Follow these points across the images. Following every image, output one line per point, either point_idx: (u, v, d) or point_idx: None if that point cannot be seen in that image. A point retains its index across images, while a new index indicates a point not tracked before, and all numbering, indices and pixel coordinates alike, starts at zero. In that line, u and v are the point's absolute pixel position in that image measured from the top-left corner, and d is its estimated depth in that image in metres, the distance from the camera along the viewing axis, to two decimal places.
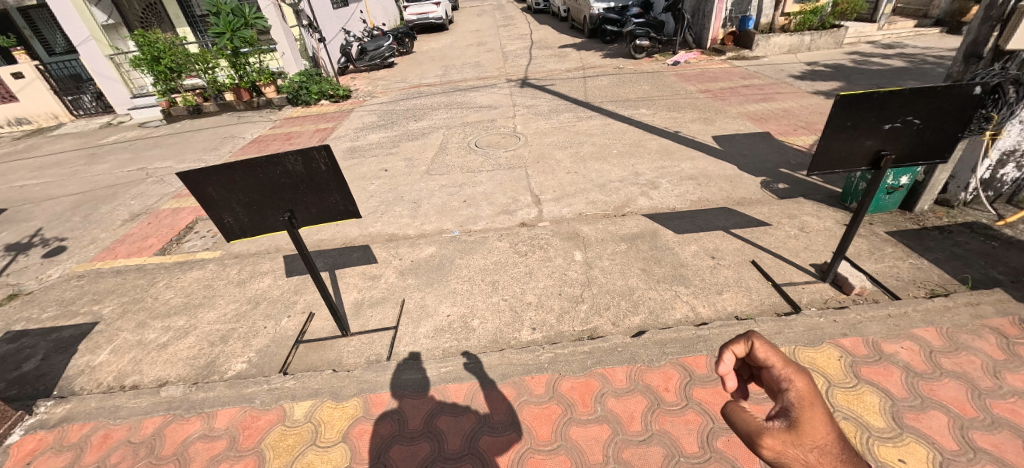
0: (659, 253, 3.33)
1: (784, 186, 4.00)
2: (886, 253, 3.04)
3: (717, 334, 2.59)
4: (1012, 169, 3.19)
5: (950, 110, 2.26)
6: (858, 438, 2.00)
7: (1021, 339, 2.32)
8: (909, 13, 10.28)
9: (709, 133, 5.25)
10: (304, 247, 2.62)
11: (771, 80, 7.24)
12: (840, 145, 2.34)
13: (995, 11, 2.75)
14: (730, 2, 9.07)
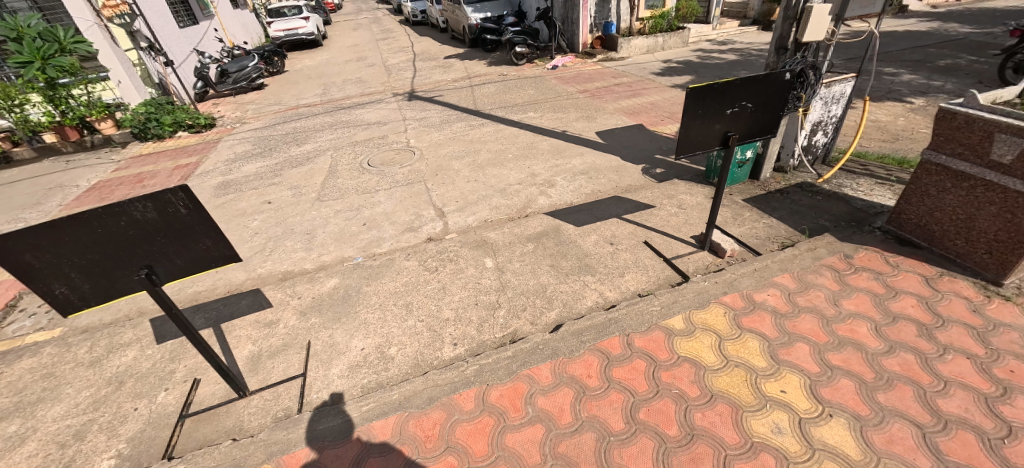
0: (563, 247, 3.49)
1: (661, 170, 4.46)
2: (746, 217, 3.55)
3: (624, 314, 2.78)
4: (820, 136, 3.94)
5: (771, 93, 2.71)
6: (748, 381, 2.29)
7: (847, 270, 2.87)
8: (733, 15, 12.32)
9: (593, 129, 5.67)
10: (173, 309, 2.17)
11: (636, 77, 8.10)
12: (697, 131, 2.66)
13: (791, 11, 3.35)
14: (593, 10, 9.94)
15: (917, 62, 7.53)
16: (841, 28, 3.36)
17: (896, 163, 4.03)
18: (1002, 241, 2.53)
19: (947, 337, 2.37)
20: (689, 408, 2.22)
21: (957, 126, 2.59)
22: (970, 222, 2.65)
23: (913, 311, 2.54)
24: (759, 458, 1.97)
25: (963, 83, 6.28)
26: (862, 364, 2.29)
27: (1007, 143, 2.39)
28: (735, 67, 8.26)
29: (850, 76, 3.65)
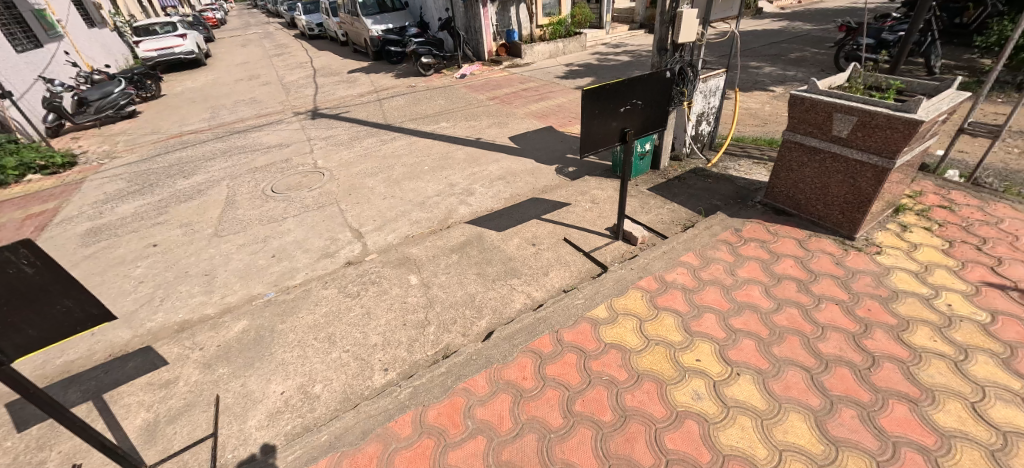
0: (487, 254, 3.49)
1: (573, 169, 4.67)
2: (652, 205, 3.83)
3: (551, 312, 2.85)
4: (705, 125, 4.40)
5: (656, 90, 2.96)
6: (668, 356, 2.46)
7: (739, 242, 3.21)
8: (623, 20, 13.40)
9: (506, 135, 5.79)
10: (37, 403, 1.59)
11: (542, 81, 8.43)
12: (596, 130, 2.82)
13: (666, 16, 3.71)
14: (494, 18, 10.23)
15: (773, 56, 8.78)
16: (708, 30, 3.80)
17: (766, 144, 4.64)
18: (850, 202, 3.01)
19: (820, 288, 2.76)
20: (619, 391, 2.32)
21: (805, 109, 3.01)
22: (825, 189, 3.11)
23: (793, 270, 2.91)
24: (684, 426, 2.12)
25: (808, 71, 7.44)
26: (759, 324, 2.57)
27: (842, 121, 2.83)
28: (629, 67, 8.98)
29: (721, 71, 4.14)
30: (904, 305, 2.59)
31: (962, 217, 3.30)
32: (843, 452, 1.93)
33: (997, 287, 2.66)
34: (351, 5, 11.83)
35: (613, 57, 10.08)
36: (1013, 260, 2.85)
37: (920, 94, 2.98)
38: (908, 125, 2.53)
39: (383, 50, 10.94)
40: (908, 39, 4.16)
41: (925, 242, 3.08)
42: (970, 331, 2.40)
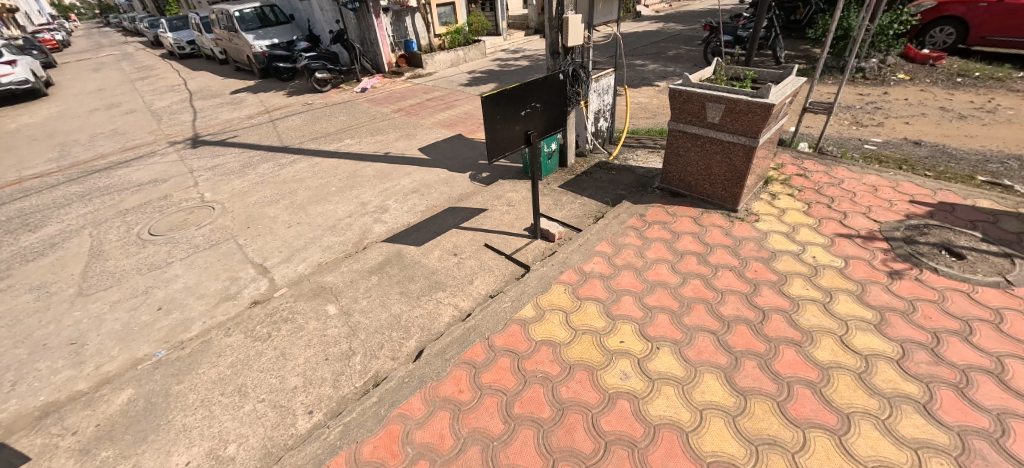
0: (408, 271, 3.41)
1: (487, 174, 4.75)
2: (565, 200, 4.01)
3: (479, 320, 2.84)
4: (602, 122, 4.72)
5: (552, 93, 3.15)
6: (596, 343, 2.57)
7: (644, 226, 3.49)
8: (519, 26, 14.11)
9: (415, 146, 5.71)
10: None
11: (445, 90, 8.43)
12: (501, 135, 2.89)
13: (553, 21, 3.91)
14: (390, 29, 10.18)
15: (654, 54, 9.72)
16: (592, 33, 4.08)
17: (657, 134, 5.11)
18: (729, 179, 3.41)
19: (715, 258, 3.09)
20: (555, 386, 2.37)
21: (683, 101, 3.36)
22: (708, 170, 3.50)
23: (692, 245, 3.23)
24: (617, 407, 2.22)
25: (684, 66, 8.38)
26: (670, 298, 2.81)
27: (713, 109, 3.20)
28: (528, 71, 9.33)
29: (609, 71, 4.47)
30: (781, 262, 3.01)
31: (814, 182, 3.93)
32: (750, 400, 2.17)
33: (845, 236, 3.20)
34: (227, 20, 10.80)
35: (513, 62, 10.42)
36: (853, 213, 3.45)
37: (769, 81, 3.49)
38: (762, 108, 2.94)
39: (271, 67, 10.21)
40: (754, 37, 4.89)
41: (790, 206, 3.60)
42: (831, 276, 2.86)
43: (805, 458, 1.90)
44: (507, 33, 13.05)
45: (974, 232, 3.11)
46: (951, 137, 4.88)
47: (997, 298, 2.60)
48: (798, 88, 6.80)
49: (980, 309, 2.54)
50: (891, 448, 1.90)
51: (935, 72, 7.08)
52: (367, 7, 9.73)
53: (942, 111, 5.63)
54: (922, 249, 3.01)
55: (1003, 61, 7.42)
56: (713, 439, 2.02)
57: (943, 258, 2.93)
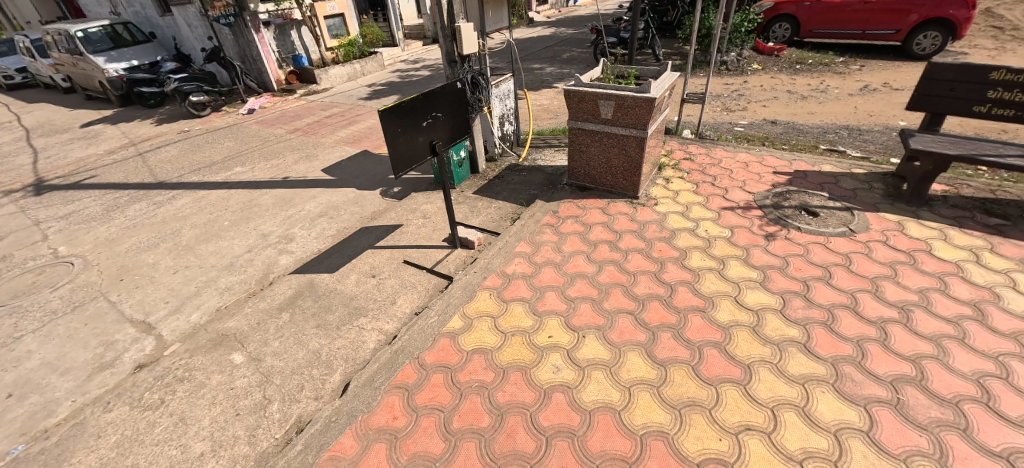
0: (322, 300, 3.22)
1: (398, 189, 4.85)
2: (481, 206, 4.07)
3: (406, 340, 2.73)
4: (507, 125, 4.89)
5: (451, 101, 3.25)
6: (526, 342, 2.62)
7: (558, 221, 3.64)
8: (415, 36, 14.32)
9: (317, 168, 5.60)
10: None
11: (344, 106, 8.40)
12: (405, 149, 2.93)
13: (446, 31, 4.02)
14: (273, 44, 9.68)
15: (550, 58, 10.29)
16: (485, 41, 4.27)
17: (560, 133, 5.42)
18: (627, 169, 3.70)
19: (625, 243, 3.32)
20: (492, 392, 2.35)
21: (578, 100, 3.57)
22: (608, 162, 3.76)
23: (603, 234, 3.43)
24: (553, 401, 2.26)
25: (577, 68, 9.03)
26: (589, 287, 2.95)
27: (605, 105, 3.44)
28: (428, 82, 9.66)
29: (507, 76, 4.65)
30: (681, 239, 3.32)
31: (698, 164, 4.41)
32: (670, 369, 2.36)
33: (729, 209, 3.63)
34: (66, 41, 9.19)
35: (413, 73, 10.78)
36: (732, 187, 3.93)
37: (649, 77, 3.85)
38: (645, 102, 3.22)
39: (131, 92, 8.97)
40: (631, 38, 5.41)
41: (682, 187, 4.00)
42: (722, 246, 3.22)
43: (720, 412, 2.11)
44: (405, 43, 13.32)
45: (822, 193, 3.72)
46: (797, 115, 5.80)
47: (846, 245, 3.12)
48: (675, 82, 7.63)
49: (835, 256, 3.04)
50: (784, 388, 2.20)
51: (778, 61, 8.37)
52: (245, 21, 9.04)
53: (788, 94, 6.67)
54: (788, 212, 3.52)
55: (828, 50, 8.98)
56: (643, 412, 2.15)
57: (804, 217, 3.45)
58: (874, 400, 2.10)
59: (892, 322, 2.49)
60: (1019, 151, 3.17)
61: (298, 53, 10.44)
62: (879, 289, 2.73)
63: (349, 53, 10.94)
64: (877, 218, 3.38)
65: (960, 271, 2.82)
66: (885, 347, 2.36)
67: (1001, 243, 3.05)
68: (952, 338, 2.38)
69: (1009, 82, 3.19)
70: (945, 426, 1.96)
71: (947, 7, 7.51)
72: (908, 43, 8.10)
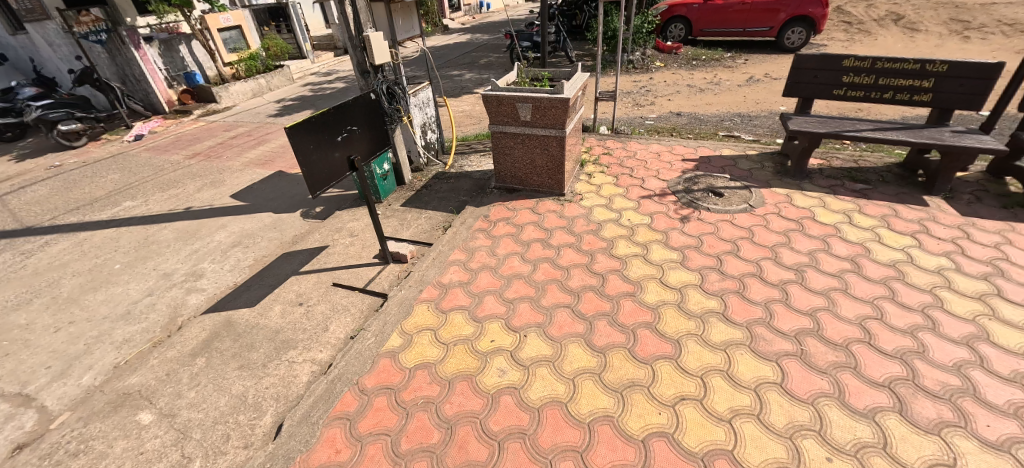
0: (243, 339, 2.93)
1: (321, 208, 4.62)
2: (411, 219, 4.01)
3: (342, 368, 2.56)
4: (430, 134, 4.91)
5: (363, 114, 3.15)
6: (469, 350, 2.58)
7: (490, 226, 3.68)
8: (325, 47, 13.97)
9: (225, 195, 5.17)
10: None
11: (253, 123, 8.03)
12: (321, 166, 2.78)
13: (355, 40, 3.94)
14: (160, 62, 8.84)
15: (467, 64, 10.47)
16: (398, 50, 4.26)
17: (484, 138, 5.61)
18: (551, 168, 3.83)
19: (556, 240, 3.42)
20: (438, 406, 2.27)
21: (497, 104, 3.62)
22: (533, 163, 3.86)
23: (535, 233, 3.51)
24: (502, 404, 2.24)
25: (496, 73, 9.25)
26: (526, 286, 3.00)
27: (523, 108, 3.53)
28: (341, 94, 9.68)
29: (425, 84, 4.66)
30: (607, 230, 3.49)
31: (616, 158, 4.68)
32: (609, 355, 2.45)
33: (647, 197, 3.89)
34: None
35: (326, 86, 10.59)
36: (648, 177, 4.22)
37: (562, 78, 4.03)
38: (560, 103, 3.35)
39: None
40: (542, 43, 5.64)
41: (604, 181, 4.21)
42: (645, 232, 3.43)
43: (657, 387, 2.24)
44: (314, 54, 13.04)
45: (725, 175, 4.12)
46: (697, 106, 6.39)
47: (748, 220, 3.48)
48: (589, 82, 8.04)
49: (740, 230, 3.37)
50: (710, 356, 2.38)
51: (677, 58, 9.16)
52: (122, 37, 8.10)
53: (688, 87, 7.32)
54: (697, 195, 3.85)
55: (718, 47, 9.96)
56: (589, 401, 2.21)
57: (711, 199, 3.79)
58: (784, 354, 2.35)
59: (791, 283, 2.82)
60: (870, 126, 3.75)
61: (192, 70, 9.55)
62: (778, 255, 3.08)
63: (252, 67, 10.43)
64: (771, 193, 3.81)
65: (838, 232, 3.26)
66: (788, 306, 2.65)
67: (866, 204, 3.58)
68: (838, 290, 2.74)
69: (857, 68, 3.77)
70: (840, 367, 2.25)
71: (807, 6, 8.73)
72: (781, 38, 9.25)
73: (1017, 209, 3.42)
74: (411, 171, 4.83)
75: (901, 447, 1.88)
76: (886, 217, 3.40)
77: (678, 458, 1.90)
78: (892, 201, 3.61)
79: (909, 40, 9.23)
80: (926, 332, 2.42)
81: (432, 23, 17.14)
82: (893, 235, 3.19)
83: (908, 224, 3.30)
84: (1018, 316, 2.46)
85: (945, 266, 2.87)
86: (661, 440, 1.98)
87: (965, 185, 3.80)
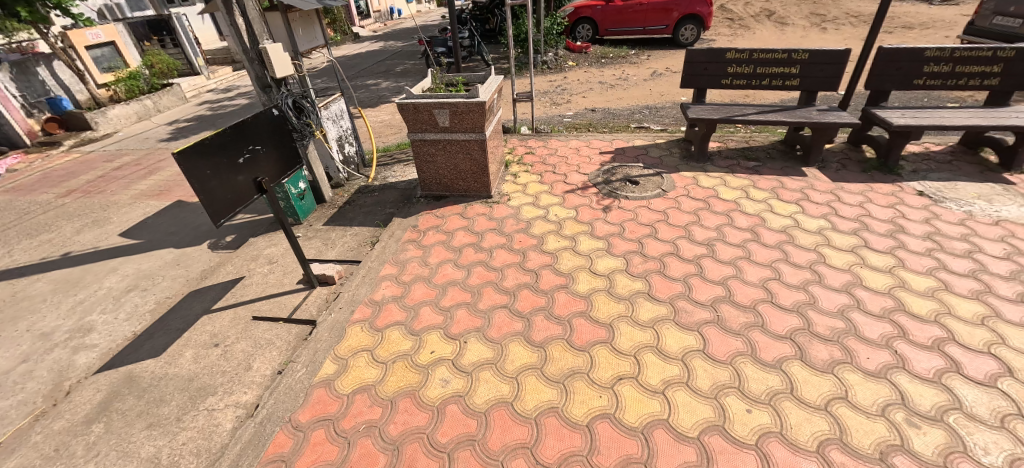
0: (150, 394, 2.57)
1: (231, 237, 4.24)
2: (335, 238, 3.83)
3: (270, 407, 2.33)
4: (348, 147, 4.74)
5: (266, 132, 2.93)
6: (409, 365, 2.48)
7: (420, 236, 3.61)
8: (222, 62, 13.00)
9: (113, 234, 4.55)
10: None
11: (142, 150, 7.17)
12: (222, 191, 2.55)
13: (251, 53, 3.70)
14: (13, 87, 7.63)
15: (382, 72, 10.21)
16: (301, 62, 4.09)
17: (406, 147, 5.53)
18: (475, 172, 3.86)
19: (488, 243, 3.44)
20: (382, 429, 2.14)
21: (414, 112, 3.56)
22: (457, 168, 3.86)
23: (466, 238, 3.51)
24: (449, 414, 2.18)
25: (413, 80, 9.15)
26: (462, 293, 2.98)
27: (440, 114, 3.52)
28: (245, 111, 9.01)
29: (337, 96, 4.49)
30: (536, 227, 3.58)
31: (539, 156, 4.82)
32: (549, 348, 2.50)
33: (571, 191, 4.05)
34: None
35: (226, 103, 9.76)
36: (570, 172, 4.40)
37: (476, 82, 4.10)
38: (477, 106, 3.41)
39: None
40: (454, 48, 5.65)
41: (529, 180, 4.32)
42: (572, 225, 3.57)
43: (597, 372, 2.33)
44: (208, 70, 11.95)
45: (639, 164, 4.42)
46: (609, 102, 6.78)
47: (662, 204, 3.76)
48: (507, 85, 8.19)
49: (656, 214, 3.63)
50: (641, 334, 2.53)
51: (588, 57, 9.65)
52: None
53: (599, 84, 7.74)
54: (616, 185, 4.08)
55: (623, 45, 10.62)
56: (534, 396, 2.23)
57: (629, 187, 4.04)
58: (704, 323, 2.56)
59: (704, 257, 3.09)
60: (754, 110, 4.22)
61: (57, 94, 8.36)
62: (690, 233, 3.35)
63: (134, 87, 9.30)
64: (680, 177, 4.14)
65: (738, 206, 3.64)
66: (703, 278, 2.91)
67: (758, 179, 4.03)
68: (743, 258, 3.05)
69: (738, 59, 4.23)
70: (751, 327, 2.51)
71: (695, 6, 9.68)
72: (677, 35, 10.12)
73: (872, 172, 4.05)
74: (331, 187, 4.62)
75: (805, 389, 2.14)
76: (775, 189, 3.85)
77: (622, 436, 1.99)
78: (779, 175, 4.10)
79: (780, 33, 10.56)
80: (815, 284, 2.78)
81: (342, 32, 16.45)
82: (782, 204, 3.63)
83: (793, 193, 3.77)
84: (881, 262, 2.91)
85: (824, 226, 3.32)
86: (605, 422, 2.06)
87: (832, 155, 4.42)
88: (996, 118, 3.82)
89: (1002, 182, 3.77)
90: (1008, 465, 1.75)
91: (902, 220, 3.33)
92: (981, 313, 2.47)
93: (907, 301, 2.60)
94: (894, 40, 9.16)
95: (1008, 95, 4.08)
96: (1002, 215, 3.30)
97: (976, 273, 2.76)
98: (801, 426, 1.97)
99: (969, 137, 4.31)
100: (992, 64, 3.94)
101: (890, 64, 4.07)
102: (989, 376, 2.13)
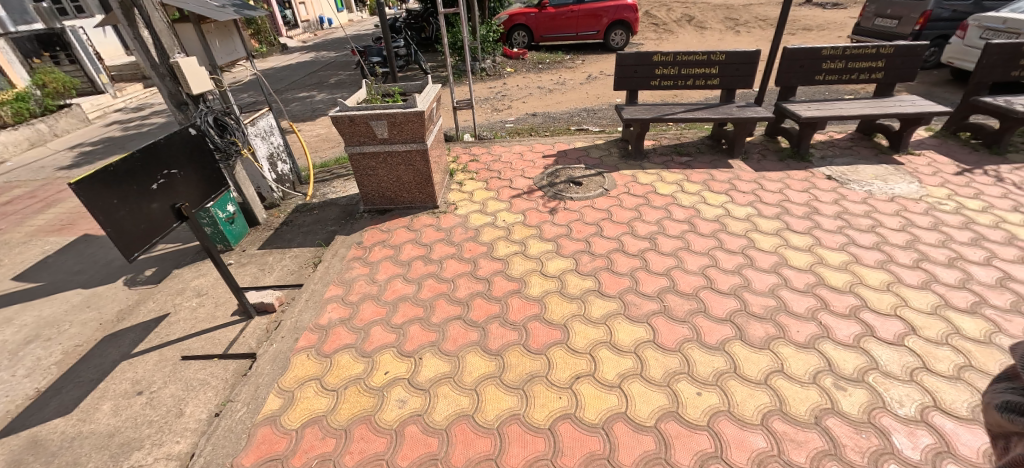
0: (60, 458, 2.23)
1: (151, 270, 3.84)
2: (272, 263, 3.59)
3: (208, 454, 2.11)
4: (281, 165, 4.51)
5: (179, 151, 2.67)
6: (361, 390, 2.36)
7: (365, 253, 3.47)
8: (129, 78, 11.98)
9: (3, 277, 3.98)
10: None
11: (38, 179, 6.37)
12: (133, 221, 2.30)
13: (160, 68, 3.40)
14: None
15: (315, 85, 9.81)
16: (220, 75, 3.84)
17: (345, 161, 5.33)
18: (419, 183, 3.80)
19: (437, 254, 3.38)
20: (337, 461, 2.00)
21: (349, 124, 3.44)
22: (400, 179, 3.78)
23: (414, 251, 3.43)
24: (407, 436, 2.08)
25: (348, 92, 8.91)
26: (414, 308, 2.89)
27: (378, 126, 3.44)
28: (161, 130, 8.29)
29: (265, 111, 4.26)
30: (485, 234, 3.57)
31: (484, 163, 4.83)
32: (506, 355, 2.48)
33: (517, 196, 4.09)
34: None
35: (138, 123, 8.93)
36: (516, 177, 4.44)
37: (413, 92, 4.06)
38: (416, 116, 3.37)
39: None
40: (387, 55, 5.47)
41: (475, 187, 4.31)
42: (521, 229, 3.59)
43: (554, 372, 2.34)
44: (113, 87, 10.89)
45: (580, 165, 4.55)
46: (549, 106, 6.94)
47: (605, 202, 3.89)
48: (446, 94, 8.18)
49: (600, 212, 3.75)
50: (594, 331, 2.58)
51: (525, 63, 9.85)
52: None
53: (539, 89, 7.91)
54: (561, 187, 4.17)
55: (559, 50, 11.00)
56: (494, 405, 2.20)
57: (573, 188, 4.15)
58: (652, 314, 2.67)
59: (648, 251, 3.23)
60: (683, 108, 4.48)
61: None
62: (633, 228, 3.49)
63: (22, 110, 8.21)
64: (620, 176, 4.32)
65: (675, 199, 3.85)
66: (648, 270, 3.03)
67: (691, 173, 4.29)
68: (683, 249, 3.22)
69: (664, 62, 4.48)
70: (695, 313, 2.65)
71: (622, 12, 10.21)
72: (608, 39, 10.60)
73: (787, 160, 4.45)
74: (265, 208, 4.35)
75: (746, 366, 2.28)
76: (706, 181, 4.12)
77: (584, 434, 2.01)
78: (708, 167, 4.40)
79: (700, 36, 11.39)
80: (748, 268, 2.99)
81: (267, 43, 15.59)
82: (713, 195, 3.89)
83: (722, 185, 4.05)
84: (802, 242, 3.20)
85: (751, 213, 3.58)
86: (566, 422, 2.07)
87: (753, 147, 4.81)
88: (883, 107, 4.33)
89: (893, 163, 4.28)
90: (918, 414, 1.97)
91: (816, 203, 3.68)
92: (886, 280, 2.78)
93: (825, 275, 2.87)
94: (796, 42, 10.22)
95: (891, 87, 4.64)
96: (895, 192, 3.74)
97: (879, 245, 3.11)
98: (745, 401, 2.09)
99: (863, 125, 4.86)
100: (877, 60, 4.46)
101: (794, 63, 4.50)
102: (897, 336, 2.39)
